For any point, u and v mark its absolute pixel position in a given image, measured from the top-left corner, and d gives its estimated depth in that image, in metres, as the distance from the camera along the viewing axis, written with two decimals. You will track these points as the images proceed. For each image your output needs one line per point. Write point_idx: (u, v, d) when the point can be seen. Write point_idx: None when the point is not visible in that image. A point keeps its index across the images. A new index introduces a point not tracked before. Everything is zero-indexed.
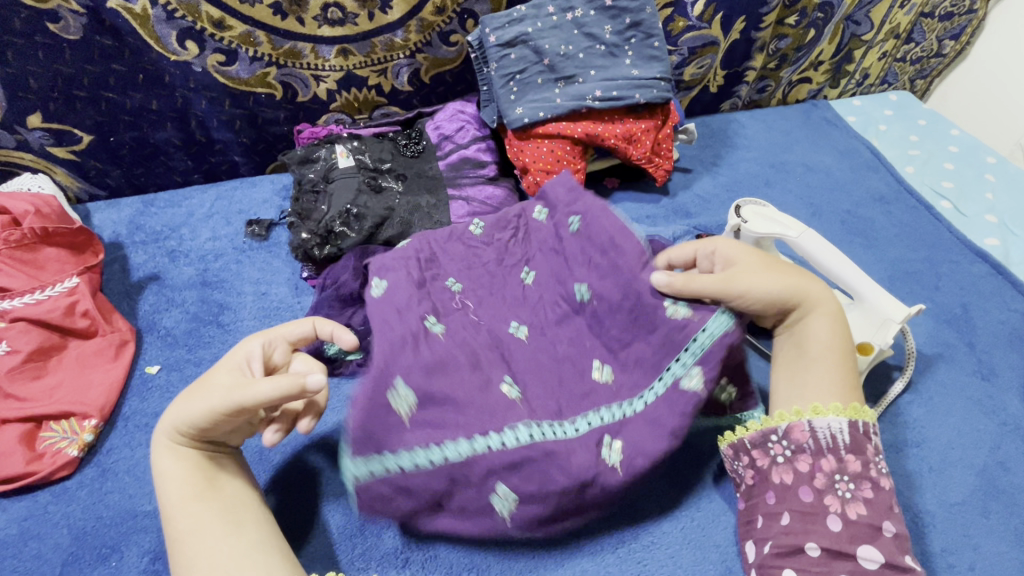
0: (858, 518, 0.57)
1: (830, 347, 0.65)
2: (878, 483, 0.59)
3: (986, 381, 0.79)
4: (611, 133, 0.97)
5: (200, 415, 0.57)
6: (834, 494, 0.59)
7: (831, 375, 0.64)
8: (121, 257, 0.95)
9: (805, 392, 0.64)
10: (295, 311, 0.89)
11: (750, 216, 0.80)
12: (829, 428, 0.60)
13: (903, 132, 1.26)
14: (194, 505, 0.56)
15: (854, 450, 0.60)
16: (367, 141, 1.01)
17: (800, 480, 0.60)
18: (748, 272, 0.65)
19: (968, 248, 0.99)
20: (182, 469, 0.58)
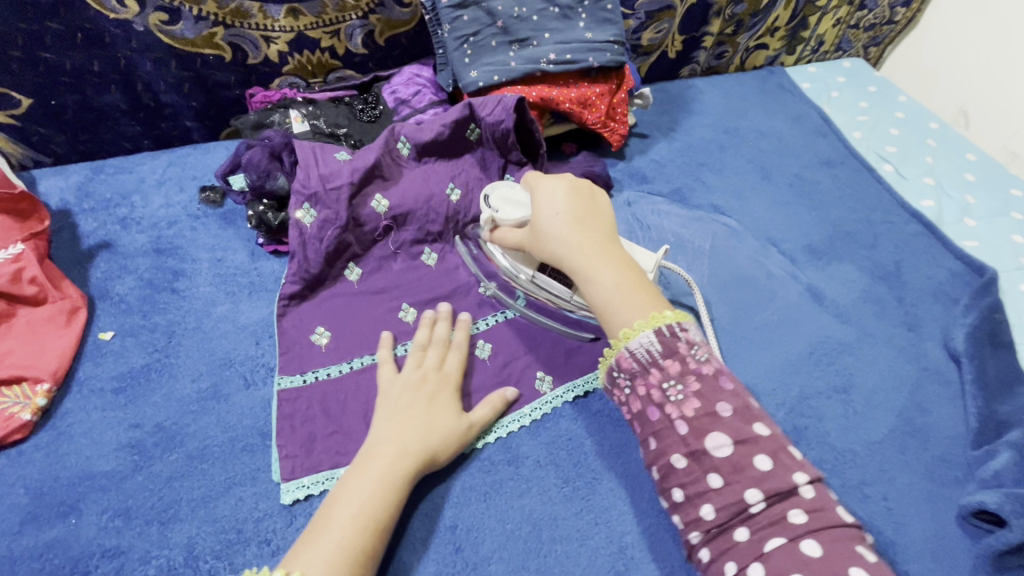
0: (695, 413, 0.59)
1: (619, 269, 0.68)
2: (699, 368, 0.61)
3: (911, 331, 0.85)
4: (566, 97, 0.97)
5: (422, 414, 0.68)
6: (671, 403, 0.61)
7: (630, 301, 0.66)
8: (70, 224, 0.94)
9: (613, 322, 0.66)
10: (251, 278, 0.89)
11: (501, 206, 0.81)
12: (647, 347, 0.62)
13: (853, 98, 1.30)
14: (363, 512, 0.60)
15: (670, 351, 0.62)
16: (322, 106, 1.01)
17: (643, 402, 0.62)
18: (549, 211, 0.73)
19: (904, 209, 1.04)
20: (399, 441, 0.65)
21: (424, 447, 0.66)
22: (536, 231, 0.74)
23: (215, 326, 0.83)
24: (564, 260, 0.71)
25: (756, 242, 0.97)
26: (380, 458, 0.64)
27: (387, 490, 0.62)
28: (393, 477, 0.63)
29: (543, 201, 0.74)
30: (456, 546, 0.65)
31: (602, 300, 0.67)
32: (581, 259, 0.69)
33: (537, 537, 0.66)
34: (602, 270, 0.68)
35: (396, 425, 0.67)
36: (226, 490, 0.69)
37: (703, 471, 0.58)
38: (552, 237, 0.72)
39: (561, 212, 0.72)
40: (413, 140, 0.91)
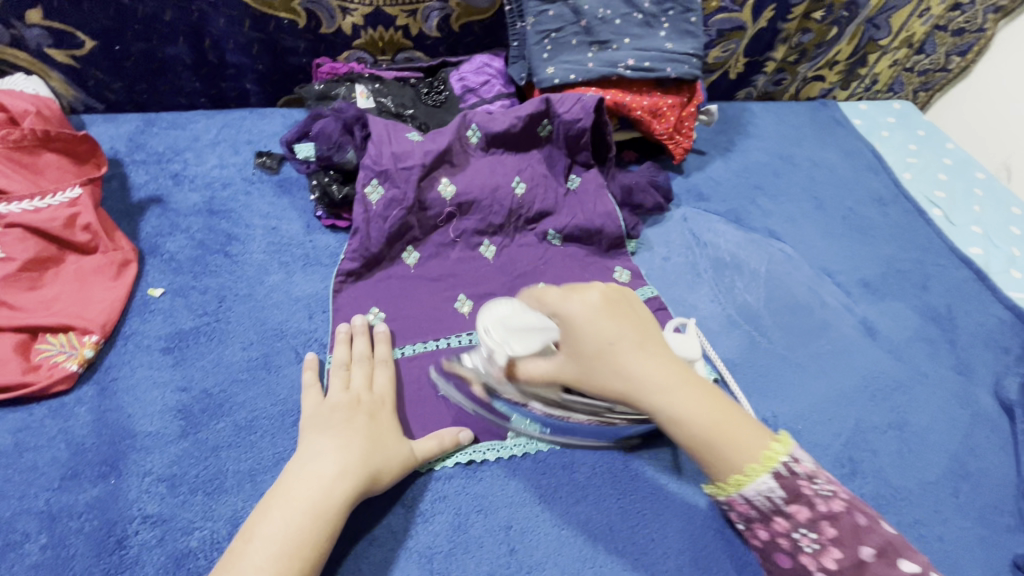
0: (837, 564, 0.53)
1: (702, 392, 0.56)
2: (828, 508, 0.54)
3: (962, 375, 0.86)
4: (638, 105, 0.97)
5: (356, 437, 0.63)
6: (804, 552, 0.55)
7: (727, 438, 0.55)
8: (120, 174, 0.91)
9: (714, 458, 0.55)
10: (306, 250, 0.87)
11: (511, 337, 0.63)
12: (765, 493, 0.55)
13: (903, 140, 1.31)
14: (292, 545, 0.54)
15: (793, 494, 0.55)
16: (388, 84, 1.00)
17: (770, 546, 0.58)
18: (590, 355, 0.56)
19: (954, 254, 1.04)
20: (334, 462, 0.60)
21: (363, 470, 0.60)
22: (575, 362, 0.58)
23: (267, 296, 0.81)
24: (621, 386, 0.56)
25: (812, 271, 0.97)
26: (311, 483, 0.58)
27: (319, 520, 0.56)
28: (325, 504, 0.57)
29: (581, 319, 0.56)
30: (511, 547, 0.64)
31: (699, 431, 0.55)
32: (665, 397, 0.55)
33: (592, 546, 0.65)
34: (682, 394, 0.55)
35: (324, 450, 0.61)
36: (274, 465, 0.66)
37: None
38: (613, 367, 0.56)
39: (597, 317, 0.56)
40: (484, 130, 0.90)
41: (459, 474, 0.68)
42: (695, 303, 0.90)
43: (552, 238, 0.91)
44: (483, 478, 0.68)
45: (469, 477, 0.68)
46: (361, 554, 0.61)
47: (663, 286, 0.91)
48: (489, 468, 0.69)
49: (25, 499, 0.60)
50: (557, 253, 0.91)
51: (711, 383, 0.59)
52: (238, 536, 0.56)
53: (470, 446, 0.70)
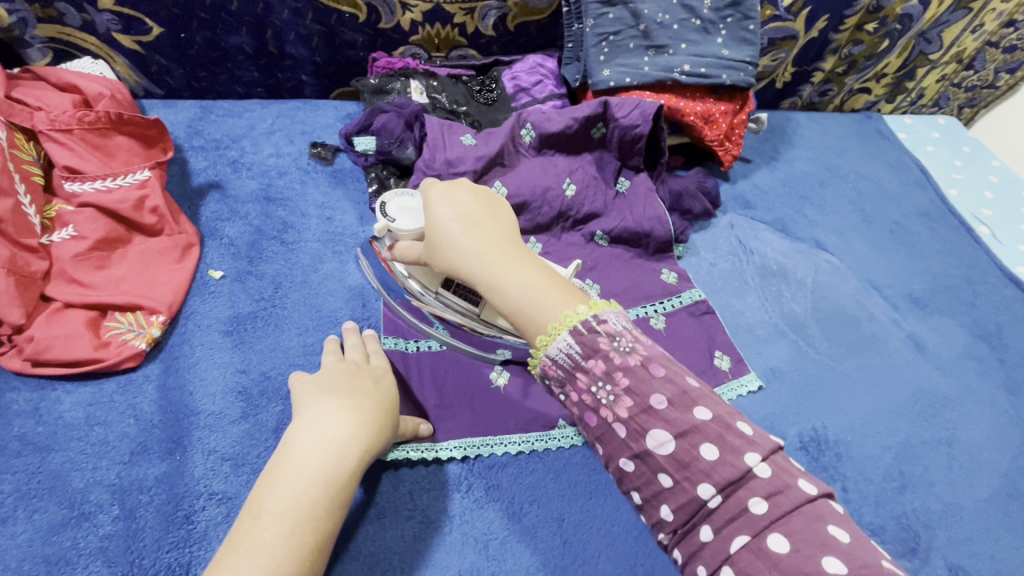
0: (630, 411, 0.52)
1: (494, 248, 0.57)
2: (623, 360, 0.52)
3: (1012, 394, 0.85)
4: (691, 110, 0.98)
5: (365, 398, 0.59)
6: (603, 406, 0.53)
7: (522, 290, 0.55)
8: (180, 159, 0.93)
9: (528, 323, 0.55)
10: (359, 240, 0.87)
11: (400, 214, 0.64)
12: (567, 351, 0.53)
13: (949, 155, 1.29)
14: (304, 515, 0.51)
15: (592, 349, 0.52)
16: (442, 81, 1.01)
17: (581, 408, 0.55)
18: (435, 226, 0.60)
19: (1002, 272, 1.03)
20: (351, 422, 0.56)
21: (375, 434, 0.57)
22: (434, 251, 0.60)
23: (322, 283, 0.82)
24: (454, 255, 0.58)
25: (859, 283, 0.97)
26: (320, 442, 0.54)
27: (331, 489, 0.53)
28: (339, 469, 0.54)
29: (437, 201, 0.60)
30: (564, 539, 0.63)
31: (515, 299, 0.55)
32: (480, 267, 0.57)
33: (645, 544, 0.64)
34: (519, 272, 0.56)
35: (333, 410, 0.57)
36: None
37: (653, 472, 0.52)
38: (446, 246, 0.59)
39: (460, 214, 0.59)
40: (538, 129, 0.91)
41: (512, 464, 0.67)
42: (741, 309, 0.90)
43: (600, 239, 0.91)
44: (535, 470, 0.67)
45: (521, 467, 0.67)
46: (420, 537, 0.62)
47: (709, 291, 0.92)
48: (541, 459, 0.68)
49: (98, 471, 0.61)
50: (605, 253, 0.91)
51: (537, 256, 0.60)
52: (244, 511, 0.51)
53: (520, 440, 0.69)
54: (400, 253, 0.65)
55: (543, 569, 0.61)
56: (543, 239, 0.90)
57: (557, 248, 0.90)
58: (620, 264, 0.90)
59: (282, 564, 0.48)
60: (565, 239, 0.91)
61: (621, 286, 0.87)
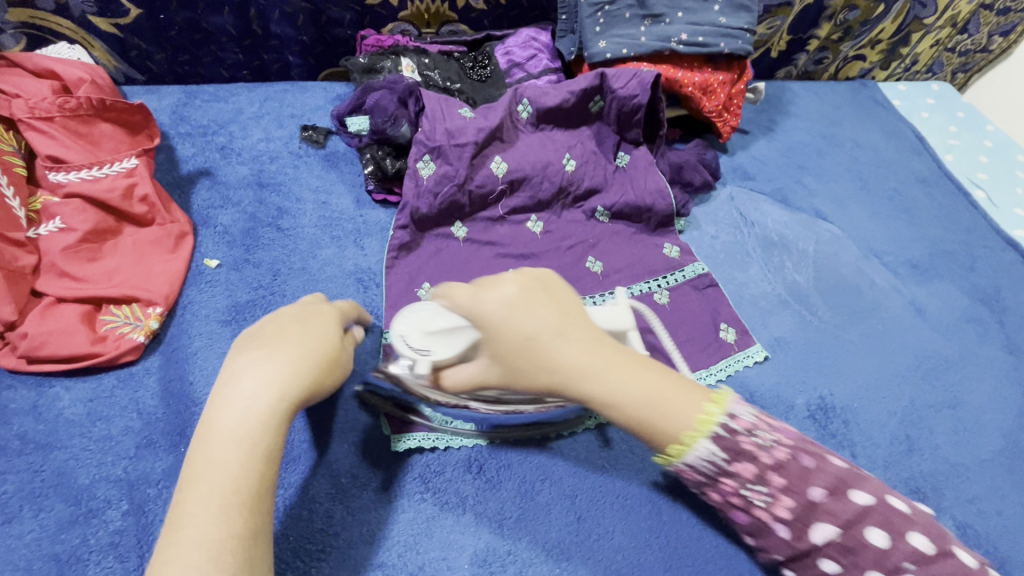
0: (791, 512, 0.53)
1: (594, 347, 0.53)
2: (773, 457, 0.53)
3: (1013, 355, 0.86)
4: (689, 81, 0.96)
5: (296, 343, 0.50)
6: (756, 506, 0.55)
7: (598, 389, 0.52)
8: (167, 146, 0.90)
9: (655, 434, 0.52)
10: (356, 224, 0.86)
11: (429, 343, 0.58)
12: (707, 457, 0.53)
13: (943, 121, 1.29)
14: (233, 480, 0.43)
15: (734, 452, 0.53)
16: (433, 58, 0.98)
17: (726, 505, 0.57)
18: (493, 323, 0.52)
19: (999, 236, 1.04)
20: (274, 374, 0.47)
21: (303, 380, 0.48)
22: (517, 353, 0.52)
23: (321, 269, 0.80)
24: (539, 374, 0.53)
25: (859, 252, 0.97)
26: (232, 403, 0.45)
27: (256, 447, 0.44)
28: (261, 428, 0.45)
29: (487, 307, 0.53)
30: (578, 516, 0.63)
31: (635, 413, 0.52)
32: (568, 376, 0.52)
33: (658, 516, 0.64)
34: (636, 372, 0.53)
35: (245, 365, 0.47)
36: (341, 433, 0.65)
37: (814, 559, 0.54)
38: (508, 335, 0.52)
39: (505, 310, 0.52)
40: (535, 104, 0.89)
41: (523, 445, 0.67)
42: (744, 281, 0.89)
43: (601, 215, 0.90)
44: (545, 449, 0.67)
45: (532, 446, 0.67)
46: (433, 518, 0.61)
47: (711, 264, 0.91)
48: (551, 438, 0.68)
49: (103, 466, 0.60)
50: (607, 229, 0.90)
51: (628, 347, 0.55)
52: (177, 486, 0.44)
53: None
54: (444, 383, 0.58)
55: (559, 546, 0.61)
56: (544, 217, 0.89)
57: (558, 226, 0.89)
58: (622, 239, 0.89)
59: (218, 538, 0.41)
60: (566, 216, 0.90)
61: (624, 263, 0.86)
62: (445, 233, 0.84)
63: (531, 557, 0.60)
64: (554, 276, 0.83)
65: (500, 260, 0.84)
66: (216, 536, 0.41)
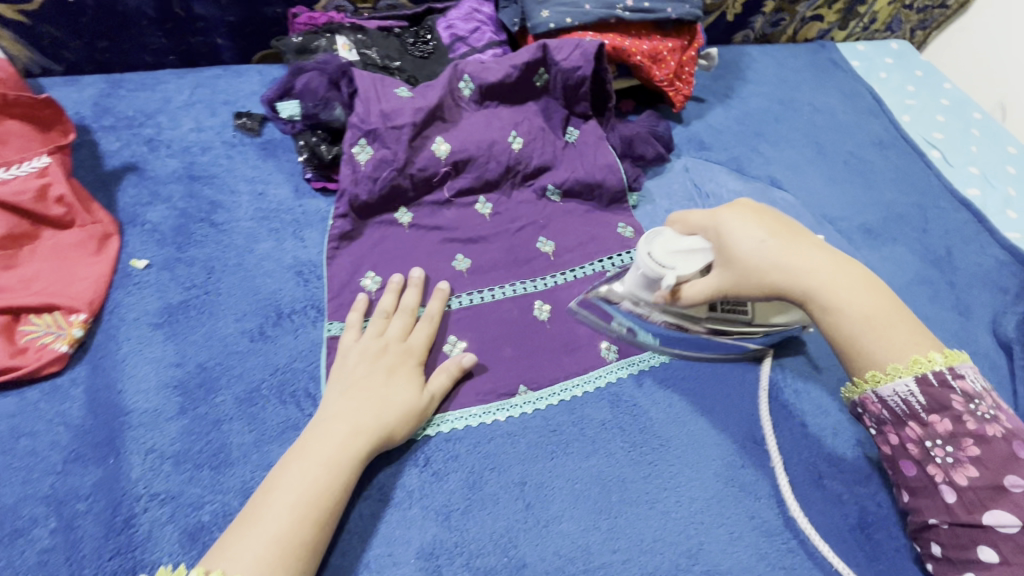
0: (973, 481, 0.53)
1: (848, 267, 0.61)
2: (980, 428, 0.54)
3: (962, 316, 0.87)
4: (638, 49, 0.93)
5: (374, 385, 0.63)
6: (933, 462, 0.56)
7: (863, 300, 0.59)
8: (89, 141, 0.85)
9: (857, 355, 0.59)
10: (295, 215, 0.82)
11: (674, 261, 0.63)
12: (905, 396, 0.57)
13: (901, 81, 1.27)
14: (313, 497, 0.55)
15: (938, 404, 0.56)
16: (371, 35, 0.93)
17: (898, 453, 0.59)
18: (766, 271, 0.60)
19: (953, 196, 1.04)
20: (369, 411, 0.61)
21: (377, 430, 0.60)
22: (759, 271, 0.60)
23: (258, 264, 0.77)
24: (772, 273, 0.60)
25: (814, 219, 0.96)
26: (328, 435, 0.58)
27: (333, 471, 0.56)
28: (343, 457, 0.57)
29: (733, 227, 0.62)
30: (526, 503, 0.62)
31: (861, 313, 0.59)
32: (823, 287, 0.59)
33: (607, 497, 0.64)
34: (863, 288, 0.59)
35: (344, 369, 0.65)
36: (280, 434, 0.64)
37: (974, 540, 0.53)
38: (772, 262, 0.60)
39: (759, 238, 0.61)
40: (477, 80, 0.85)
41: (470, 435, 0.66)
42: None
43: (550, 194, 0.88)
44: (493, 438, 0.66)
45: (479, 436, 0.66)
46: (378, 514, 0.60)
47: None
48: (499, 427, 0.67)
49: (29, 483, 0.58)
50: (556, 208, 0.87)
51: (848, 260, 0.62)
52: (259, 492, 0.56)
53: (477, 412, 0.68)
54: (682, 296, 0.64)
55: (507, 534, 0.60)
56: (492, 198, 0.86)
57: (506, 207, 0.86)
58: (572, 218, 0.87)
59: (283, 549, 0.51)
60: (514, 196, 0.87)
61: (574, 242, 0.84)
62: (388, 220, 0.81)
63: (479, 547, 0.59)
64: (502, 259, 0.81)
65: (446, 245, 0.81)
66: (271, 539, 0.51)
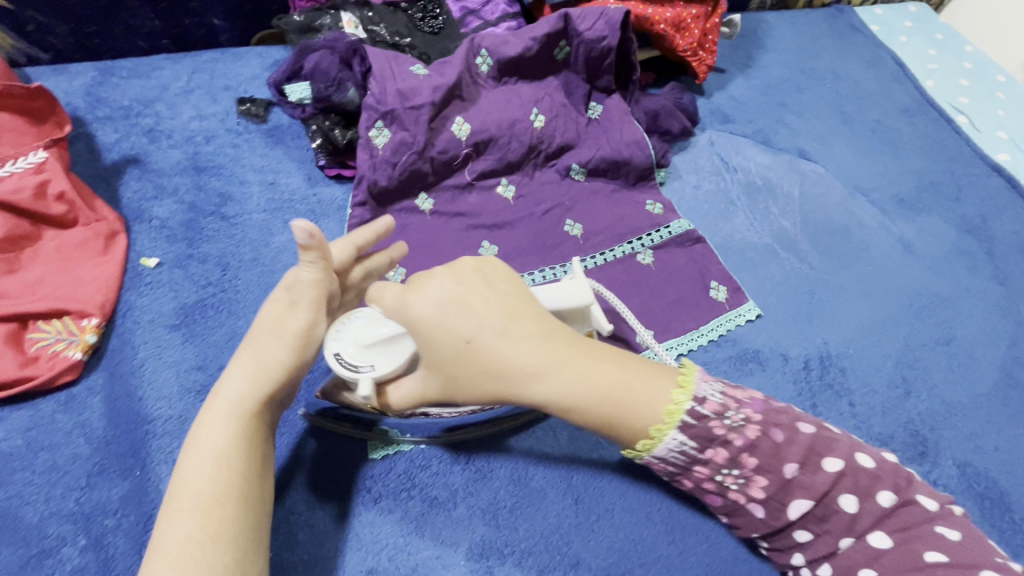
0: (768, 491, 0.51)
1: (542, 348, 0.50)
2: (744, 438, 0.51)
3: (1002, 285, 0.84)
4: (661, 17, 0.89)
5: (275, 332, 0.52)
6: (733, 489, 0.53)
7: (623, 387, 0.50)
8: (85, 134, 0.79)
9: (620, 431, 0.51)
10: (311, 205, 0.78)
11: (370, 358, 0.52)
12: (680, 447, 0.52)
13: (922, 45, 1.23)
14: (209, 484, 0.46)
15: (707, 439, 0.51)
16: (378, 10, 0.88)
17: (699, 488, 0.55)
18: (444, 363, 0.50)
19: (984, 162, 1.01)
20: (258, 373, 0.51)
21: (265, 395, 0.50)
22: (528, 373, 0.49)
23: (275, 258, 0.73)
24: (538, 378, 0.49)
25: (845, 191, 0.93)
26: (212, 416, 0.49)
27: (222, 453, 0.48)
28: (228, 436, 0.48)
29: (458, 318, 0.49)
30: (576, 497, 0.60)
31: (609, 406, 0.50)
32: (554, 381, 0.50)
33: (658, 488, 0.61)
34: (616, 369, 0.51)
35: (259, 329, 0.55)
36: (315, 436, 0.60)
37: (831, 536, 0.51)
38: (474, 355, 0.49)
39: (454, 317, 0.49)
40: (495, 55, 0.81)
41: (512, 430, 0.63)
42: (730, 232, 0.85)
43: (576, 174, 0.84)
44: (536, 432, 0.63)
45: (521, 430, 0.63)
46: (423, 517, 0.58)
47: (694, 217, 0.86)
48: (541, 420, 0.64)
49: (52, 501, 0.54)
50: (582, 188, 0.83)
51: (570, 334, 0.52)
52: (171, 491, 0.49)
53: None
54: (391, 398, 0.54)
55: (558, 531, 0.58)
56: (516, 180, 0.82)
57: (530, 189, 0.82)
58: (599, 198, 0.83)
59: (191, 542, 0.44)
60: (539, 177, 0.83)
61: (602, 222, 0.81)
62: (408, 206, 0.77)
63: (530, 545, 0.57)
64: (530, 244, 0.78)
65: (470, 231, 0.77)
66: (180, 542, 0.44)
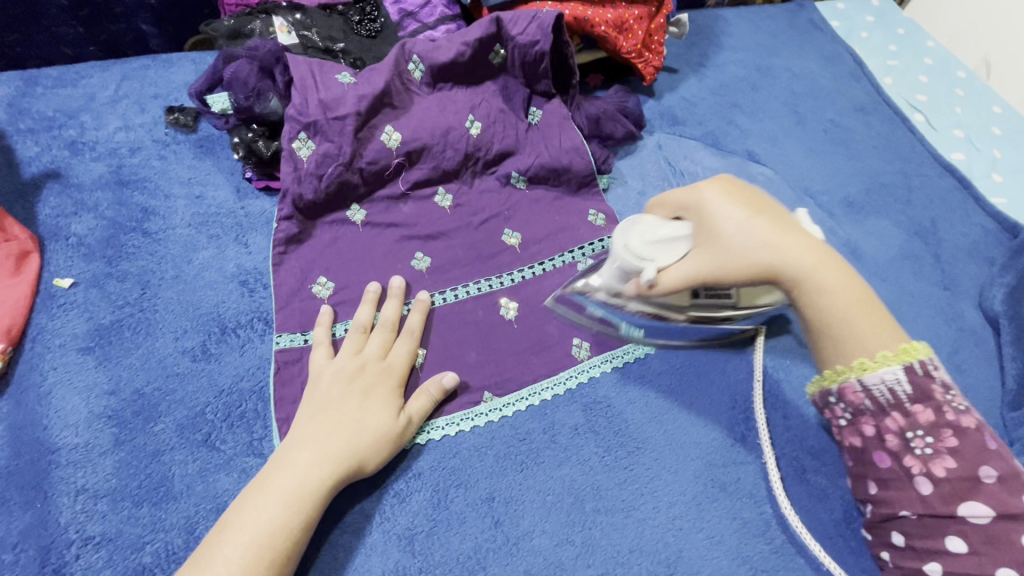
0: (949, 474, 0.51)
1: (822, 250, 0.55)
2: (957, 418, 0.52)
3: (947, 290, 0.83)
4: (601, 19, 0.87)
5: (347, 403, 0.59)
6: (911, 455, 0.52)
7: (850, 279, 0.55)
8: (4, 147, 0.77)
9: (844, 348, 0.54)
10: (238, 219, 0.76)
11: (654, 251, 0.57)
12: (894, 386, 0.53)
13: (883, 41, 1.21)
14: (270, 538, 0.50)
15: (921, 394, 0.52)
16: (311, 13, 0.85)
17: (871, 444, 0.55)
18: (755, 246, 0.54)
19: (937, 162, 0.99)
20: (342, 437, 0.56)
21: (346, 460, 0.55)
22: (765, 250, 0.53)
23: (198, 275, 0.71)
24: (762, 254, 0.53)
25: (794, 194, 0.91)
26: (290, 467, 0.54)
27: (292, 505, 0.52)
28: (303, 490, 0.53)
29: (714, 208, 0.55)
30: (495, 520, 0.59)
31: (844, 300, 0.54)
32: (805, 264, 0.54)
33: (580, 508, 0.60)
34: (811, 247, 0.55)
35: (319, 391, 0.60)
36: (228, 462, 0.59)
37: (940, 531, 0.51)
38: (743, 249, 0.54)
39: (742, 219, 0.54)
40: (427, 61, 0.78)
41: (434, 452, 0.62)
42: None
43: (515, 182, 0.82)
44: (459, 453, 0.62)
45: (443, 452, 0.62)
46: (335, 544, 0.56)
47: None
48: (465, 441, 0.63)
49: None
50: (521, 197, 0.81)
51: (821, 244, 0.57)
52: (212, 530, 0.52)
53: (441, 424, 0.63)
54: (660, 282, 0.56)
55: (475, 555, 0.57)
56: (451, 190, 0.80)
57: (466, 198, 0.80)
58: (539, 206, 0.81)
59: None
60: (475, 185, 0.81)
61: (540, 232, 0.79)
62: (337, 219, 0.75)
63: (445, 571, 0.56)
64: (464, 256, 0.76)
65: (402, 243, 0.75)
66: None
